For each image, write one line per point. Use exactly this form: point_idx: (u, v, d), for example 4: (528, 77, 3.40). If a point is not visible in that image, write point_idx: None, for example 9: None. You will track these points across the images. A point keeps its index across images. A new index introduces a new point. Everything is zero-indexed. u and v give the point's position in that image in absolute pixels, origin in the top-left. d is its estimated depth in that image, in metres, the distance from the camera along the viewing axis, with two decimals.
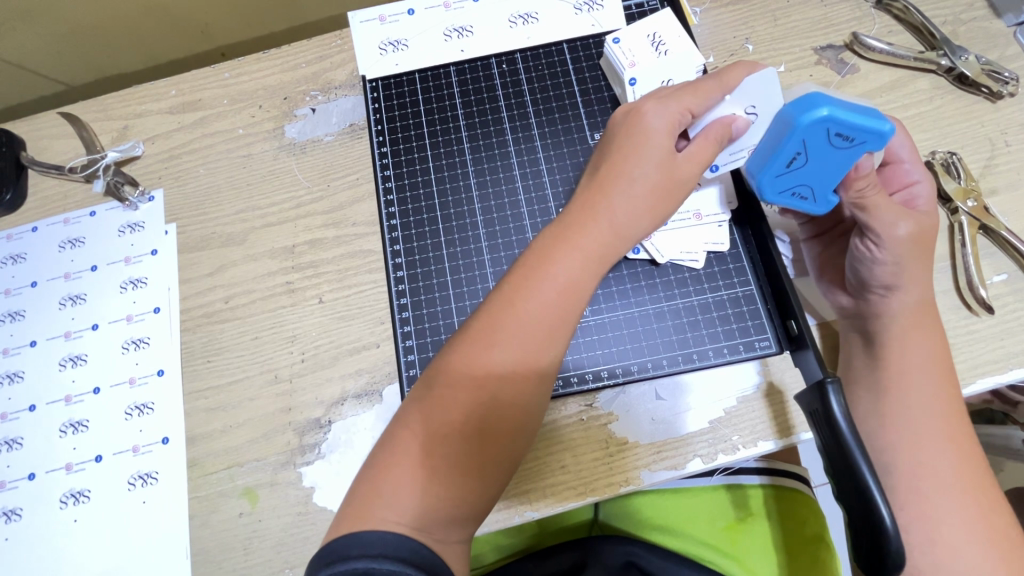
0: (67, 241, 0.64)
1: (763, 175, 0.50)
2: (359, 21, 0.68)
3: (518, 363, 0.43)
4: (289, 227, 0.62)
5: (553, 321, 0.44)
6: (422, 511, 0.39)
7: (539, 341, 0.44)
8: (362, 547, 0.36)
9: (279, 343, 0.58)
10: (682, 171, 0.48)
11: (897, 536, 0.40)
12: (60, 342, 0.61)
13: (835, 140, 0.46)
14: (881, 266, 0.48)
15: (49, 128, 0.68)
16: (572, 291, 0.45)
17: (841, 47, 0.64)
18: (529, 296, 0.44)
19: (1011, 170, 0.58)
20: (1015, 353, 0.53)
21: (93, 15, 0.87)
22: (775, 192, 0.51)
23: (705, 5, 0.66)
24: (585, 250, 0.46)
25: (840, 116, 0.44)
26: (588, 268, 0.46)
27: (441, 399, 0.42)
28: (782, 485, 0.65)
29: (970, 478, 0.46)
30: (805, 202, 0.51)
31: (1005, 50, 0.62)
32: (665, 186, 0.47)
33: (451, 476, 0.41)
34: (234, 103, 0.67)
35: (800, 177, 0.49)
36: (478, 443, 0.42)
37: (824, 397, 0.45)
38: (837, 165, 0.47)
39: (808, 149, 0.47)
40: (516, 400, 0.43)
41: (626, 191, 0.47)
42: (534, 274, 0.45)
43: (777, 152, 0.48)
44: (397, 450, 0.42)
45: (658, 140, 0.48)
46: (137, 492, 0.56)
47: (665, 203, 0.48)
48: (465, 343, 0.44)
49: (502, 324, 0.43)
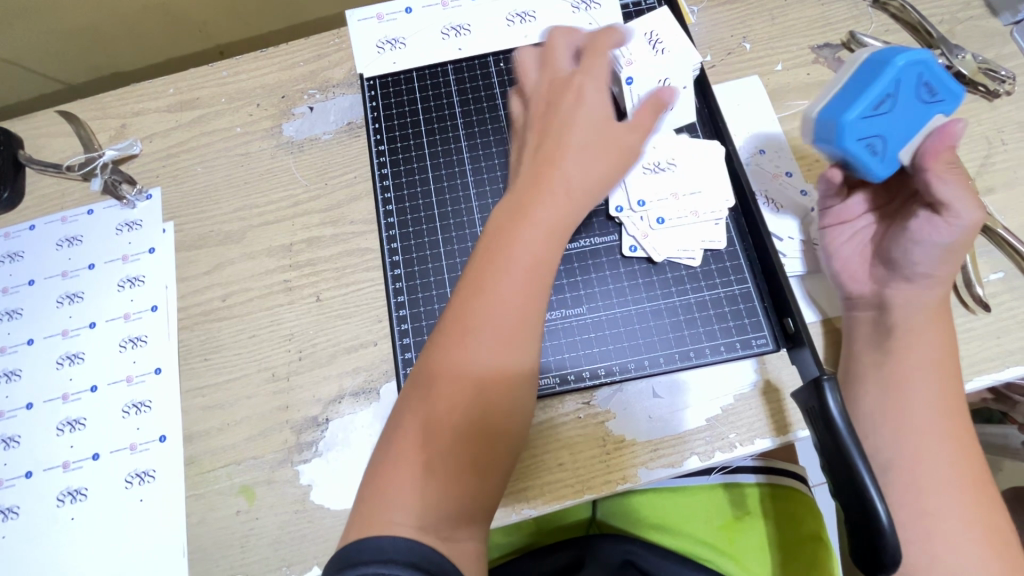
0: (65, 239, 0.64)
1: (851, 113, 0.47)
2: (357, 20, 0.68)
3: (499, 346, 0.43)
4: (287, 225, 0.62)
5: (523, 294, 0.44)
6: (423, 508, 0.39)
7: (518, 320, 0.44)
8: (373, 552, 0.36)
9: (277, 341, 0.58)
10: (622, 135, 0.51)
11: (894, 535, 0.40)
12: (58, 340, 0.61)
13: (922, 91, 0.47)
14: (941, 248, 0.48)
15: (47, 127, 0.68)
16: (540, 265, 0.46)
17: (838, 45, 0.64)
18: (498, 279, 0.44)
19: (1008, 169, 0.58)
20: (1012, 352, 0.53)
21: (91, 14, 0.87)
22: (854, 137, 0.48)
23: (703, 4, 0.66)
24: (546, 219, 0.47)
25: (932, 65, 0.47)
26: (551, 237, 0.47)
27: (433, 394, 0.42)
28: (779, 484, 0.66)
29: (967, 475, 0.46)
30: (874, 157, 0.49)
31: (1002, 48, 0.62)
32: (612, 148, 0.51)
33: (452, 475, 0.40)
34: (232, 102, 0.67)
35: (880, 123, 0.48)
36: (475, 432, 0.42)
37: (821, 395, 0.45)
38: (914, 118, 0.48)
39: (898, 92, 0.47)
40: (504, 379, 0.43)
41: (574, 162, 0.49)
42: (496, 252, 0.46)
43: (872, 87, 0.47)
44: (397, 449, 0.41)
45: (591, 113, 0.51)
46: (134, 490, 0.56)
47: (614, 161, 0.51)
48: (444, 337, 0.44)
49: (480, 311, 0.43)
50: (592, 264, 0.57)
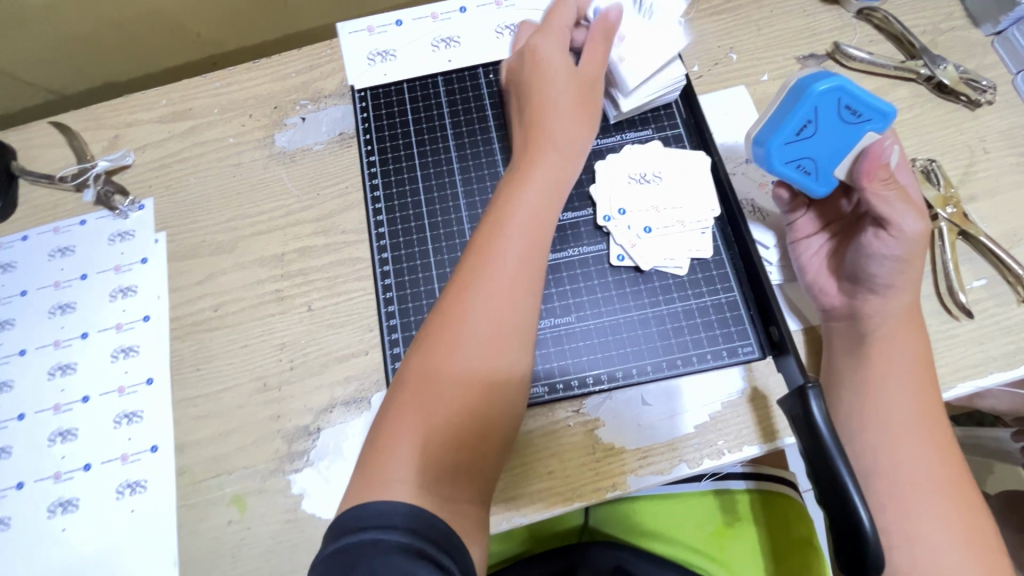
0: (57, 250, 0.64)
1: (773, 143, 0.50)
2: (348, 32, 0.68)
3: (503, 291, 0.46)
4: (278, 235, 0.63)
5: (524, 250, 0.48)
6: (424, 451, 0.41)
7: (519, 273, 0.47)
8: (374, 517, 0.36)
9: (268, 350, 0.59)
10: (589, 82, 0.55)
11: (877, 539, 0.41)
12: (49, 351, 0.61)
13: (844, 113, 0.48)
14: (894, 260, 0.49)
15: (40, 138, 0.68)
16: (537, 218, 0.49)
17: (823, 56, 0.65)
18: (500, 238, 0.48)
19: (990, 177, 0.59)
20: (995, 358, 0.53)
21: (84, 24, 0.88)
22: (782, 162, 0.51)
23: (689, 15, 0.67)
24: (538, 183, 0.51)
25: (851, 87, 0.47)
26: (545, 198, 0.51)
27: (440, 338, 0.44)
28: (769, 489, 0.65)
29: (949, 480, 0.47)
30: (808, 176, 0.52)
31: (983, 58, 0.63)
32: (581, 100, 0.55)
33: (455, 416, 0.42)
34: (223, 113, 0.67)
35: (806, 148, 0.50)
36: (480, 379, 0.44)
37: (805, 402, 0.45)
38: (842, 138, 0.49)
39: (819, 117, 0.48)
40: (508, 331, 0.45)
41: (556, 122, 0.53)
42: (500, 212, 0.49)
43: (789, 118, 0.49)
44: (403, 395, 0.43)
45: (558, 67, 0.55)
46: (125, 501, 0.56)
47: (587, 114, 0.55)
48: (453, 291, 0.46)
49: (484, 277, 0.46)
50: (580, 274, 0.58)
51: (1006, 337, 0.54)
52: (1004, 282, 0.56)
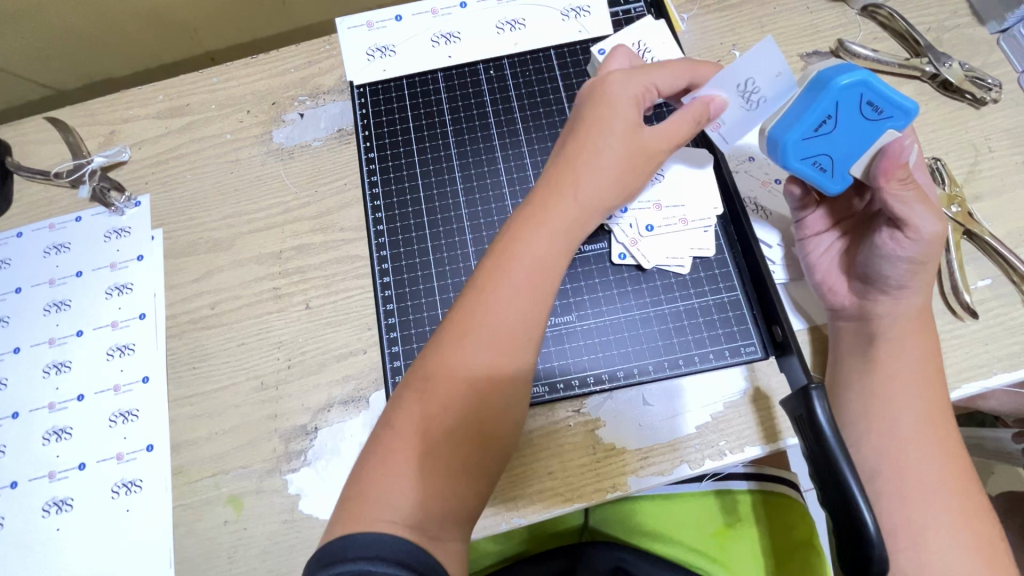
0: (52, 246, 0.63)
1: (791, 136, 0.47)
2: (347, 27, 0.67)
3: (499, 347, 0.43)
4: (276, 232, 0.62)
5: (527, 305, 0.44)
6: (418, 508, 0.39)
7: (519, 326, 0.44)
8: (360, 548, 0.35)
9: (265, 348, 0.58)
10: (649, 141, 0.49)
11: (882, 543, 0.40)
12: (44, 348, 0.60)
13: (866, 110, 0.46)
14: (909, 261, 0.48)
15: (36, 133, 0.67)
16: (545, 272, 0.46)
17: (827, 53, 0.64)
18: (501, 284, 0.44)
19: (995, 176, 0.59)
20: (999, 358, 0.53)
21: (81, 20, 0.87)
22: (797, 157, 0.48)
23: (692, 11, 0.66)
24: (550, 232, 0.46)
25: (875, 83, 0.44)
26: (554, 249, 0.46)
27: (433, 385, 0.42)
28: (770, 490, 0.64)
29: (954, 481, 0.47)
30: (822, 173, 0.49)
31: (989, 56, 0.63)
32: (633, 147, 0.49)
33: (445, 474, 0.40)
34: (221, 108, 0.67)
35: (823, 143, 0.47)
36: (472, 437, 0.42)
37: (808, 402, 0.44)
38: (861, 135, 0.47)
39: (839, 112, 0.46)
40: (496, 382, 0.43)
41: (587, 172, 0.48)
42: (505, 258, 0.45)
43: (808, 113, 0.46)
44: (391, 445, 0.41)
45: (623, 112, 0.49)
46: (121, 500, 0.55)
47: (633, 172, 0.49)
48: (444, 337, 0.44)
49: (480, 323, 0.43)
50: (582, 272, 0.57)
51: (1011, 337, 0.53)
52: (1010, 282, 0.55)
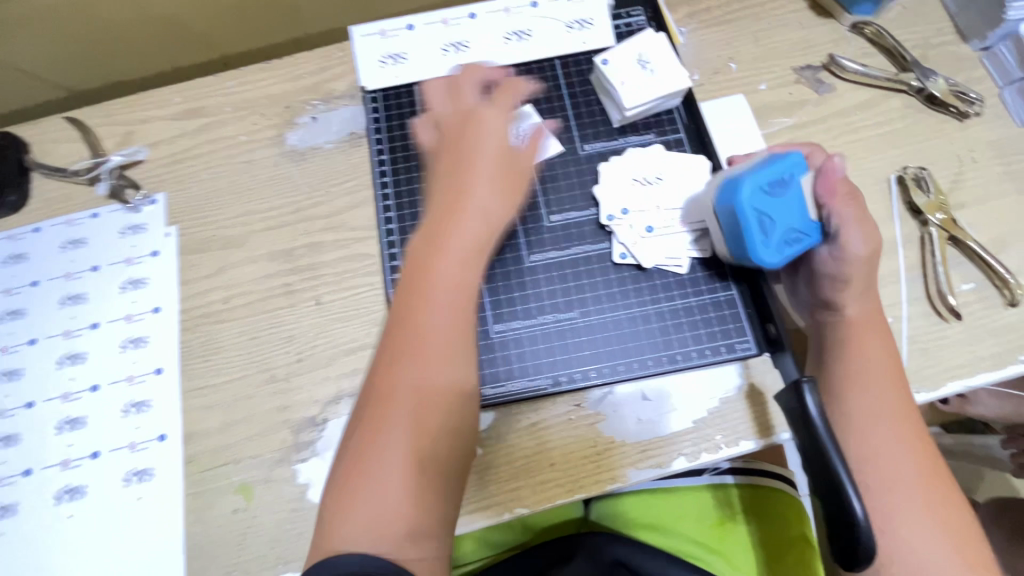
0: (69, 241, 0.65)
1: (756, 248, 0.52)
2: (360, 35, 0.70)
3: (434, 369, 0.45)
4: (288, 231, 0.64)
5: (451, 325, 0.46)
6: (390, 529, 0.41)
7: (448, 347, 0.45)
8: (337, 566, 0.38)
9: (277, 343, 0.60)
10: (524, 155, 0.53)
11: (868, 529, 0.43)
12: (59, 340, 0.62)
13: (773, 190, 0.52)
14: (838, 278, 0.53)
15: (55, 131, 0.69)
16: (463, 288, 0.47)
17: (819, 67, 0.67)
18: (425, 311, 0.46)
19: (978, 185, 0.61)
20: (983, 358, 0.55)
21: (96, 25, 0.89)
22: (779, 251, 0.52)
23: (691, 25, 0.69)
24: (463, 249, 0.48)
25: (756, 176, 0.52)
26: (471, 264, 0.48)
27: (375, 413, 0.44)
28: (760, 485, 0.68)
29: (939, 473, 0.49)
30: (805, 241, 0.52)
31: (972, 72, 0.66)
32: (518, 161, 0.53)
33: (412, 492, 0.43)
34: (236, 110, 0.69)
35: (780, 230, 0.52)
36: (420, 459, 0.43)
37: (801, 396, 0.46)
38: (793, 202, 0.52)
39: (763, 209, 0.52)
40: (435, 401, 0.44)
41: (483, 185, 0.49)
42: (423, 285, 0.46)
43: (747, 229, 0.52)
44: (348, 472, 0.43)
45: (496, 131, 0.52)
46: (133, 488, 0.57)
47: (519, 178, 0.52)
48: (383, 366, 0.45)
49: (410, 351, 0.45)
50: (584, 271, 0.60)
51: (993, 339, 0.56)
52: (992, 285, 0.58)
